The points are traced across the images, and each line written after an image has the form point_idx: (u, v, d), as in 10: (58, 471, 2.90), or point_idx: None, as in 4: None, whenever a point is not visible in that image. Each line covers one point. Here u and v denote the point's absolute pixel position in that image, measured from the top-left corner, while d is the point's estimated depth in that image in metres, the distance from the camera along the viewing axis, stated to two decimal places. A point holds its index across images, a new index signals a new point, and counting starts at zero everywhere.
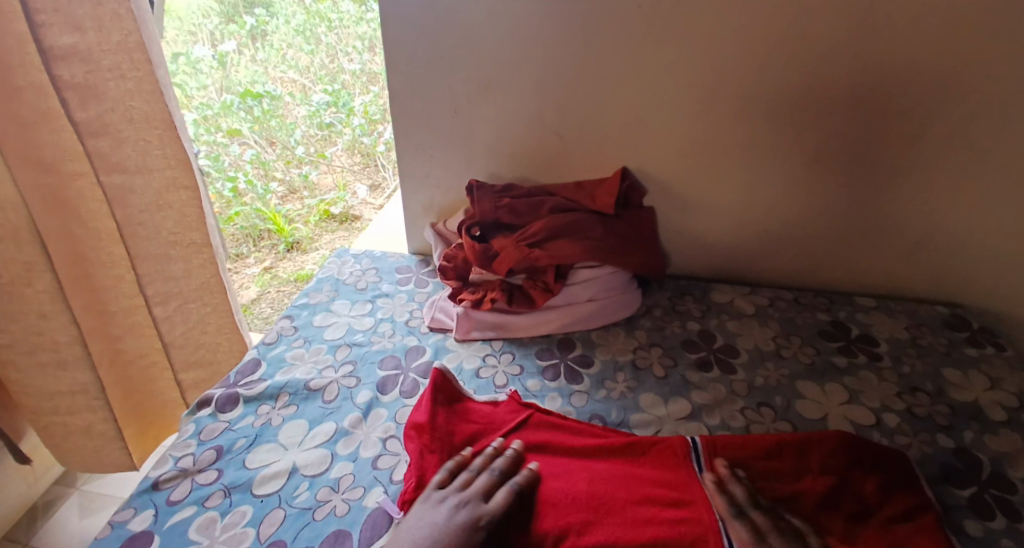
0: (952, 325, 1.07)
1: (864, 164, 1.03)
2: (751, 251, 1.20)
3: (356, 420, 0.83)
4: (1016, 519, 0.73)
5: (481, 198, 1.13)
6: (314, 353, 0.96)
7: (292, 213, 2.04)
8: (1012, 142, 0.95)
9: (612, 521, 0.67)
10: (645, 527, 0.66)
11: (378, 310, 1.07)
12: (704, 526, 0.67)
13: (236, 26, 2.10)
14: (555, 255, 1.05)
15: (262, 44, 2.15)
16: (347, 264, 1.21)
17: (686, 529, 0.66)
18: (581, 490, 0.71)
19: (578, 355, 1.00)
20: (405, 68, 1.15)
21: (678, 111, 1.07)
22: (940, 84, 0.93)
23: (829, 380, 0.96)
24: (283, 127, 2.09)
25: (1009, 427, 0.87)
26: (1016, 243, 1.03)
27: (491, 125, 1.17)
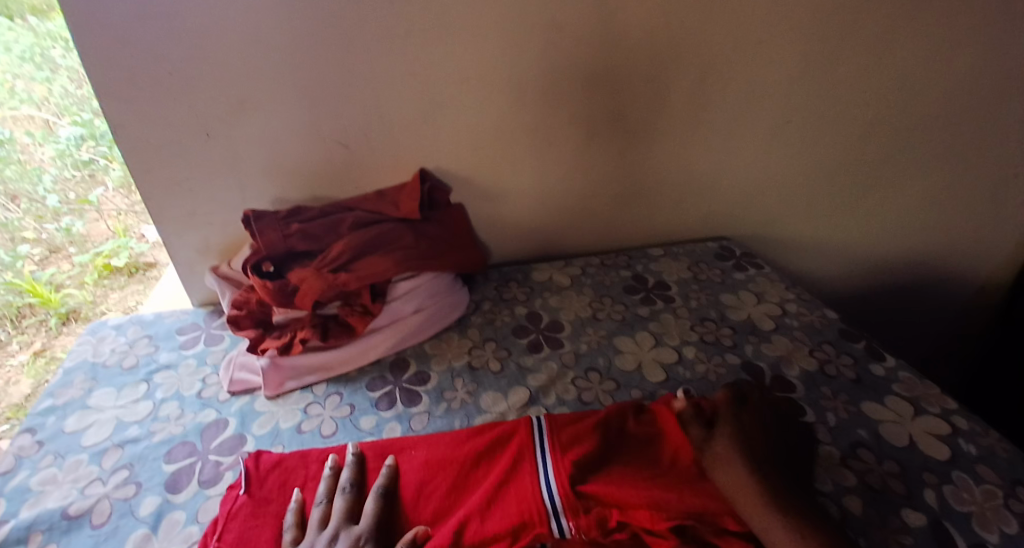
0: (721, 256, 1.24)
1: (628, 127, 1.12)
2: (555, 227, 1.26)
3: (143, 538, 0.68)
4: (800, 413, 0.87)
5: (264, 229, 1.00)
6: (71, 470, 0.78)
7: (58, 277, 1.66)
8: (735, 95, 1.10)
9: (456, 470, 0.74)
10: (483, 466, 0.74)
11: (156, 390, 0.90)
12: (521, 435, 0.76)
13: None
14: (365, 274, 0.99)
15: None
16: (105, 341, 1.01)
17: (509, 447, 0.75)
18: (425, 459, 0.76)
19: (412, 375, 0.96)
20: (127, 91, 0.97)
21: (453, 104, 1.06)
22: (671, 51, 1.04)
23: (639, 331, 1.05)
24: (24, 175, 1.70)
25: (777, 332, 1.03)
26: (754, 177, 1.21)
27: (258, 146, 1.05)
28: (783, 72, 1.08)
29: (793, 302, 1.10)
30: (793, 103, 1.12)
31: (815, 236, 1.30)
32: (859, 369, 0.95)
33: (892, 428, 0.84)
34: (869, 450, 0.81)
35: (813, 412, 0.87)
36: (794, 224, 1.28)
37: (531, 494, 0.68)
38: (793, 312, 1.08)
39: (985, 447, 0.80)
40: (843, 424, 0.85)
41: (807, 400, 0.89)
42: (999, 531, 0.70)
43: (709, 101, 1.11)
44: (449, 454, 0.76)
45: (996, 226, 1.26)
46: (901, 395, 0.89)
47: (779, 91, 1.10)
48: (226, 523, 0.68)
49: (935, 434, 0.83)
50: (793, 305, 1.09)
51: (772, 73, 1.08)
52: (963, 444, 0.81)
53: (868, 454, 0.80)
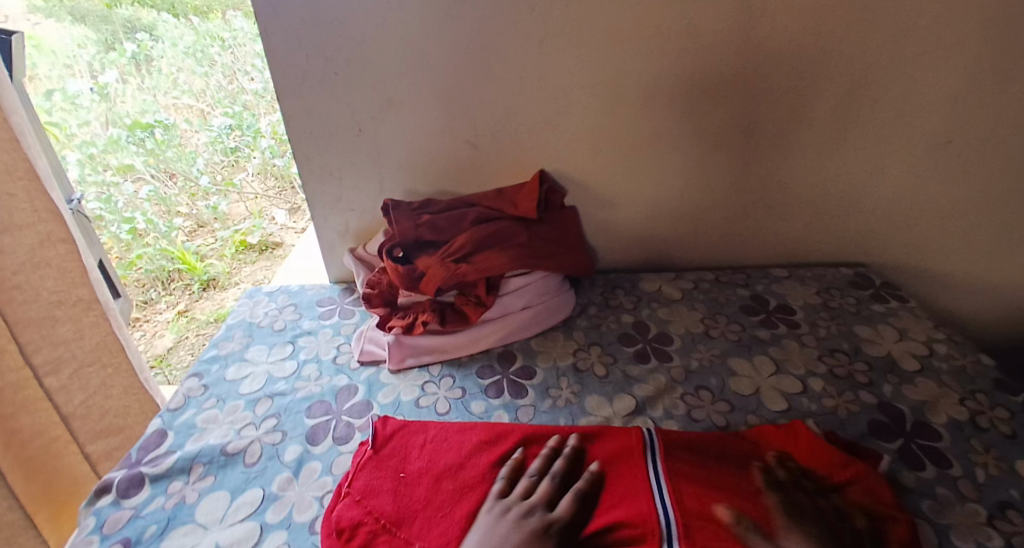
0: (857, 285, 1.15)
1: (763, 140, 1.08)
2: (672, 238, 1.23)
3: (286, 481, 0.76)
4: (941, 464, 0.79)
5: (399, 218, 1.08)
6: (229, 412, 0.88)
7: (203, 250, 1.90)
8: (888, 112, 1.02)
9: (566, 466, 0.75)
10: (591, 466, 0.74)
11: (299, 352, 1.00)
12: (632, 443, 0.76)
13: (111, 49, 1.75)
14: (484, 267, 1.02)
15: (149, 71, 1.85)
16: (259, 305, 1.13)
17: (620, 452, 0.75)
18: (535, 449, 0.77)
19: (519, 368, 0.98)
20: (298, 88, 1.08)
21: (584, 109, 1.07)
22: (819, 63, 0.99)
23: (758, 354, 1.00)
24: (182, 158, 1.90)
25: (921, 375, 0.93)
26: (902, 202, 1.11)
27: (399, 141, 1.13)
28: (949, 89, 0.99)
29: (942, 343, 1.00)
30: (957, 123, 1.01)
31: (969, 271, 1.17)
32: (1018, 424, 0.84)
33: None
34: (1023, 512, 0.72)
35: (959, 465, 0.79)
36: (945, 256, 1.16)
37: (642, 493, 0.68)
38: (941, 353, 0.98)
39: None
40: (992, 481, 0.76)
41: (952, 450, 0.81)
42: None
43: (857, 117, 1.03)
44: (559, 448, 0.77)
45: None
46: None
47: (942, 110, 1.01)
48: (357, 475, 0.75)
49: None
50: (941, 347, 0.99)
51: (936, 89, 0.99)
52: None
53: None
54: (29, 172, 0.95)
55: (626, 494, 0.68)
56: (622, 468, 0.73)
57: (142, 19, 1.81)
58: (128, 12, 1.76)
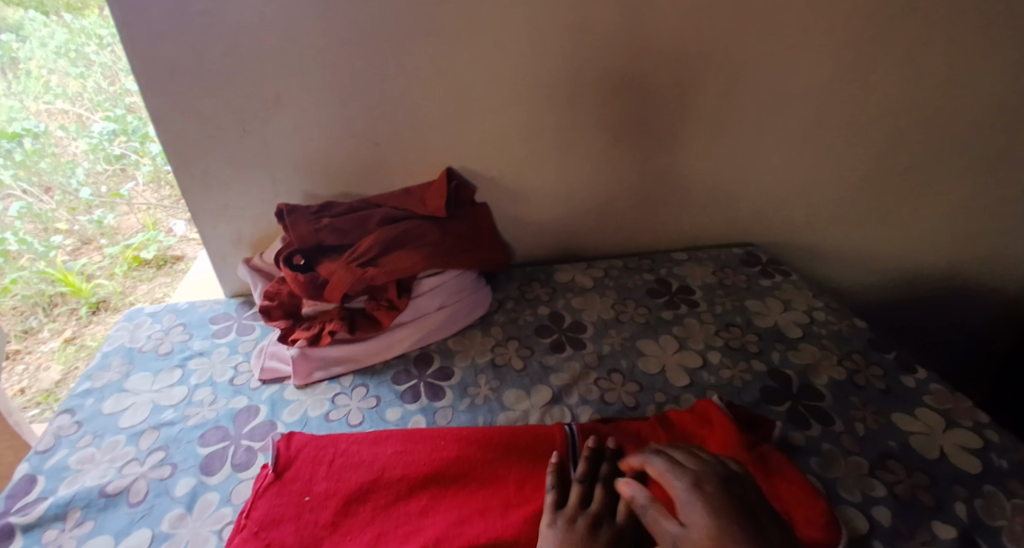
0: (748, 262, 1.23)
1: (657, 129, 1.12)
2: (580, 228, 1.26)
3: (178, 517, 0.70)
4: (825, 421, 0.86)
5: (296, 223, 1.02)
6: (108, 450, 0.80)
7: (90, 267, 1.74)
8: (768, 101, 1.10)
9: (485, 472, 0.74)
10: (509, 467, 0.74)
11: (190, 376, 0.93)
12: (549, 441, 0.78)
13: None
14: (392, 270, 1.00)
15: (12, 75, 1.55)
16: (141, 328, 1.04)
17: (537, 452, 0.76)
18: (451, 455, 0.76)
19: (435, 370, 0.97)
20: (172, 86, 1.00)
21: (485, 105, 1.07)
22: (703, 57, 1.04)
23: (663, 334, 1.05)
24: (57, 168, 1.69)
25: (804, 340, 1.02)
26: (784, 184, 1.20)
27: (295, 143, 1.07)
28: (817, 78, 1.07)
29: (821, 310, 1.09)
30: (826, 110, 1.11)
31: (843, 244, 1.28)
32: (887, 378, 0.94)
33: (919, 439, 0.83)
34: (897, 460, 0.80)
35: (840, 421, 0.86)
36: (823, 230, 1.27)
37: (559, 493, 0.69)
38: (821, 320, 1.07)
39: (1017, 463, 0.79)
40: (872, 434, 0.84)
41: (834, 408, 0.88)
42: None
43: (742, 106, 1.10)
44: (476, 454, 0.76)
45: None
46: (930, 407, 0.88)
47: (812, 98, 1.10)
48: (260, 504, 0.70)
49: (965, 447, 0.82)
50: (821, 314, 1.08)
51: (805, 79, 1.07)
52: (993, 457, 0.80)
53: (895, 463, 0.80)
54: None
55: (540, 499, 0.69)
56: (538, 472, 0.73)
57: (6, 18, 1.50)
58: None
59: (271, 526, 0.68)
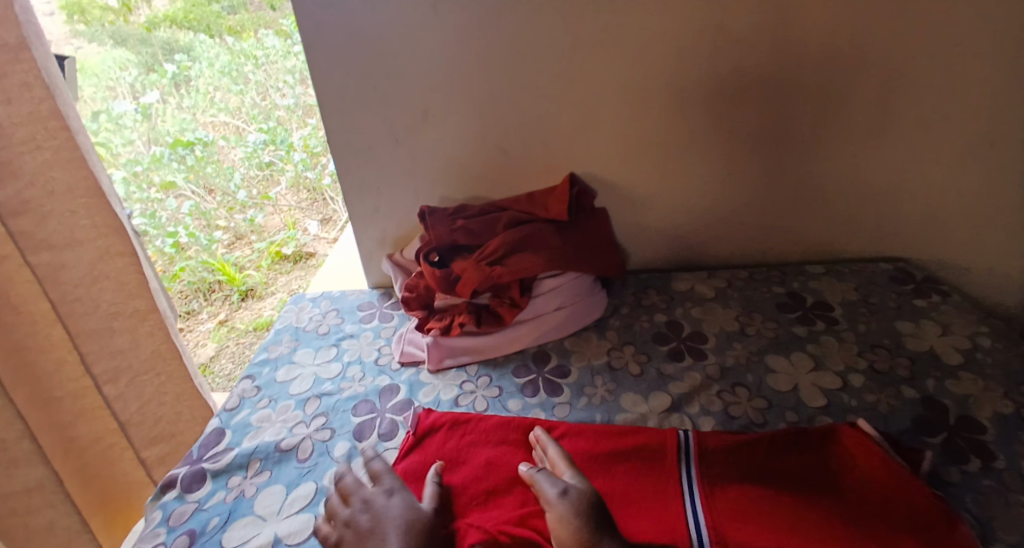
0: (898, 280, 1.13)
1: (791, 136, 1.07)
2: (703, 237, 1.23)
3: (337, 474, 0.80)
4: (987, 457, 0.77)
5: (435, 223, 1.11)
6: (281, 412, 0.93)
7: (242, 260, 1.98)
8: (925, 104, 1.01)
9: (601, 464, 0.78)
10: (625, 462, 0.78)
11: (343, 354, 1.04)
12: (665, 439, 0.80)
13: (151, 71, 1.89)
14: (517, 270, 1.05)
15: (187, 91, 1.98)
16: (303, 310, 1.18)
17: (652, 449, 0.79)
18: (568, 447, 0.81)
19: (554, 367, 1.00)
20: (337, 102, 1.13)
21: (612, 112, 1.09)
22: (848, 58, 0.99)
23: (795, 351, 0.99)
24: (220, 173, 2.00)
25: (966, 369, 0.92)
26: (942, 195, 1.09)
27: (433, 150, 1.16)
28: (986, 78, 0.97)
29: (987, 337, 0.98)
30: (998, 112, 0.99)
31: (1015, 265, 1.13)
32: None
33: None
34: None
35: (1004, 457, 0.77)
36: (989, 248, 1.13)
37: (671, 494, 0.72)
38: (987, 348, 0.95)
39: None
40: None
41: (999, 444, 0.79)
42: None
43: (892, 110, 1.02)
44: (593, 447, 0.80)
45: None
46: None
47: (980, 99, 0.99)
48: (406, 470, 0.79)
49: None
50: (987, 341, 0.97)
51: (972, 79, 0.97)
52: None
53: None
54: (88, 190, 0.99)
55: (656, 502, 0.72)
56: (654, 470, 0.76)
57: (179, 40, 1.92)
58: (166, 34, 1.88)
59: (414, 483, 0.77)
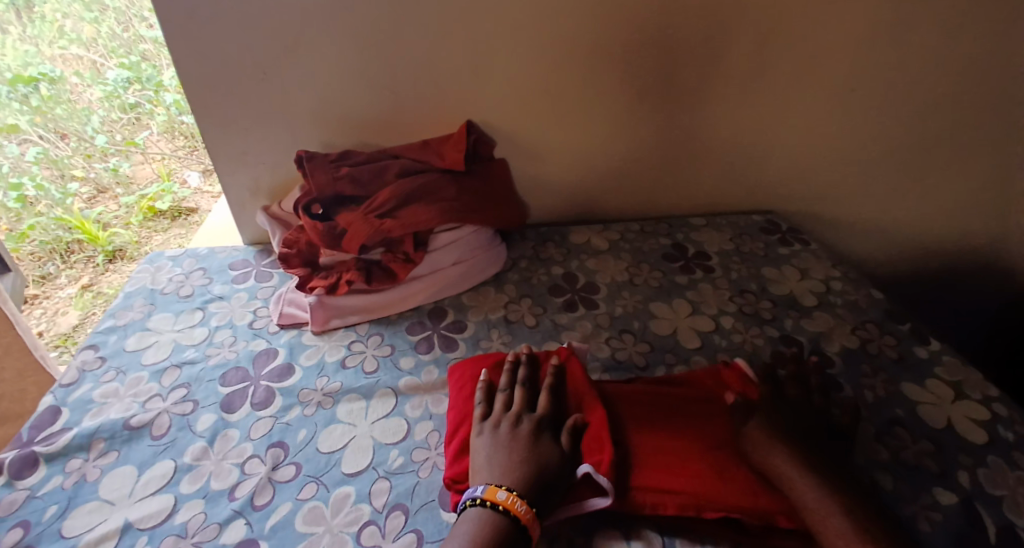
0: (767, 230, 1.21)
1: (681, 89, 1.09)
2: (598, 190, 1.25)
3: (200, 450, 0.72)
4: (835, 388, 0.86)
5: (314, 171, 1.01)
6: (132, 385, 0.82)
7: (106, 217, 1.70)
8: (800, 62, 1.06)
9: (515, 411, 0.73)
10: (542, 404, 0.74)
11: (210, 318, 0.94)
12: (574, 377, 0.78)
13: None
14: (409, 222, 0.98)
15: (29, 18, 1.70)
16: (161, 270, 1.05)
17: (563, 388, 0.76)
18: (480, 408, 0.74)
19: (449, 323, 0.96)
20: (189, 25, 0.97)
21: (506, 56, 1.04)
22: (734, 13, 1.00)
23: (677, 298, 1.04)
24: (73, 115, 1.72)
25: (819, 309, 1.01)
26: (810, 150, 1.18)
27: (311, 87, 1.05)
28: (852, 41, 1.03)
29: (838, 279, 1.08)
30: (860, 73, 1.07)
31: (865, 217, 1.27)
32: (903, 348, 0.93)
33: (932, 410, 0.83)
34: (906, 428, 0.80)
35: (850, 387, 0.87)
36: (847, 201, 1.25)
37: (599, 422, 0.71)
38: (838, 290, 1.06)
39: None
40: (880, 402, 0.84)
41: (844, 375, 0.89)
42: None
43: (771, 67, 1.07)
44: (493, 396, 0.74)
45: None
46: (944, 378, 0.88)
47: (846, 62, 1.06)
48: (289, 436, 0.73)
49: (975, 419, 0.81)
50: (837, 283, 1.07)
51: (840, 41, 1.03)
52: (1003, 430, 0.80)
53: (905, 432, 0.80)
54: None
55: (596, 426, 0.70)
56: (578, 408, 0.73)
57: None
58: None
59: (318, 446, 0.72)
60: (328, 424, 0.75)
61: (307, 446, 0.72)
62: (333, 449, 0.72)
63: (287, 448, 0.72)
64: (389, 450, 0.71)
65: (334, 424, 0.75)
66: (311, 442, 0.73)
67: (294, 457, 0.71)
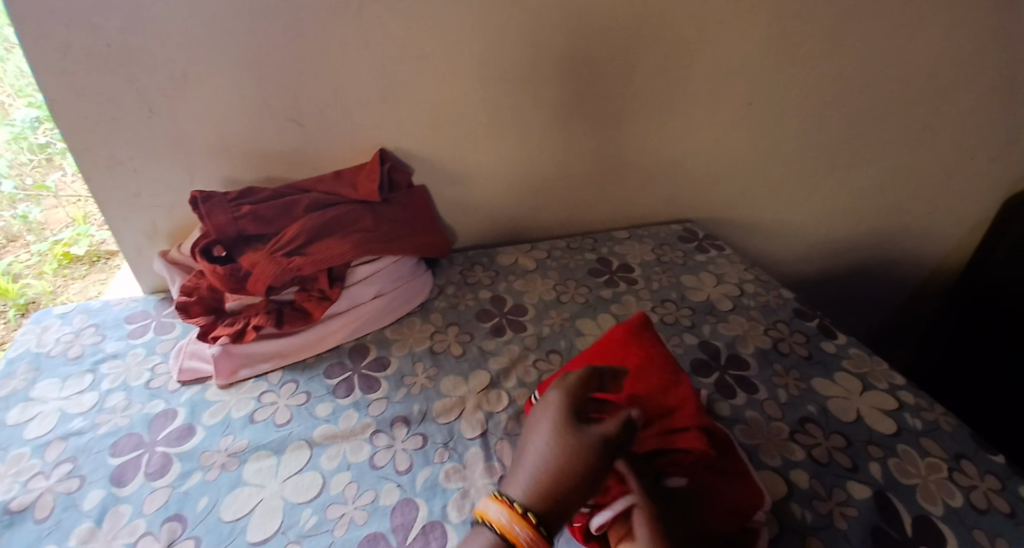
0: (685, 239, 1.25)
1: (591, 108, 1.11)
2: (521, 210, 1.25)
3: (87, 531, 0.67)
4: (749, 389, 0.89)
5: (212, 211, 0.94)
6: (12, 463, 0.75)
7: (15, 267, 1.51)
8: (699, 78, 1.10)
9: None
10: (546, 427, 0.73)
11: (102, 380, 0.88)
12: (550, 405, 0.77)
13: None
14: (321, 258, 0.94)
15: None
16: (48, 330, 0.97)
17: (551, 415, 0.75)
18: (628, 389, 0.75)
19: (371, 361, 0.92)
20: (63, 66, 0.91)
21: (414, 84, 1.03)
22: (634, 34, 1.03)
23: (603, 312, 1.05)
24: None
25: (733, 312, 1.04)
26: (718, 161, 1.23)
27: (207, 124, 1.00)
28: (743, 57, 1.09)
29: (750, 282, 1.12)
30: (754, 85, 1.12)
31: (776, 219, 1.34)
32: (812, 345, 0.97)
33: (840, 403, 0.86)
34: (817, 423, 0.84)
35: (763, 388, 0.89)
36: (758, 206, 1.31)
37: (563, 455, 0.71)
38: (750, 292, 1.10)
39: (929, 423, 0.84)
40: (793, 400, 0.87)
41: (758, 376, 0.91)
42: (943, 504, 0.73)
43: (673, 84, 1.11)
44: None
45: (942, 207, 1.34)
46: (848, 369, 0.92)
47: (740, 76, 1.11)
48: (190, 505, 0.69)
49: (881, 408, 0.86)
50: (750, 286, 1.11)
51: (733, 57, 1.09)
52: (909, 418, 0.84)
53: (816, 428, 0.83)
54: None
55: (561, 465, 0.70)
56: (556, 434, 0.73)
57: None
58: None
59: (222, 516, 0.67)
60: (233, 487, 0.71)
61: (211, 516, 0.67)
62: (239, 516, 0.67)
63: (185, 520, 0.67)
64: (301, 510, 0.68)
65: (240, 487, 0.70)
66: (213, 510, 0.68)
67: (193, 530, 0.66)
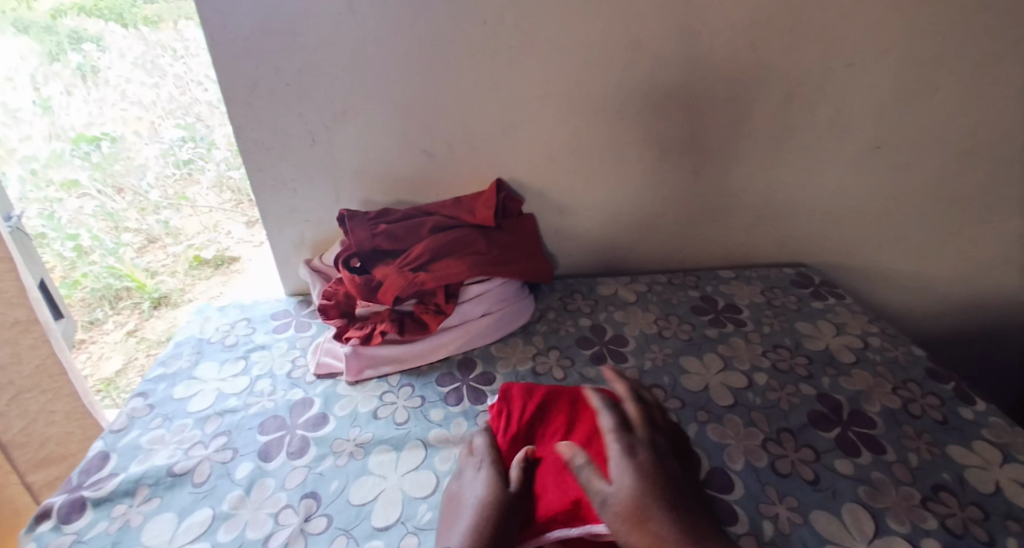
0: (799, 283, 1.21)
1: (706, 149, 1.13)
2: (628, 244, 1.27)
3: (237, 499, 0.75)
4: (876, 450, 0.84)
5: (355, 228, 1.05)
6: (176, 432, 0.86)
7: (154, 265, 1.62)
8: (821, 122, 1.09)
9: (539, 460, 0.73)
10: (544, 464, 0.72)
11: (251, 367, 0.99)
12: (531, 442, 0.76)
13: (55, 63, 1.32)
14: (443, 275, 1.02)
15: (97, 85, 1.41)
16: (209, 320, 1.11)
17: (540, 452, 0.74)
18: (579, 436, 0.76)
19: (478, 374, 0.97)
20: (249, 98, 1.06)
21: (538, 121, 1.10)
22: (755, 79, 1.05)
23: (707, 352, 1.04)
24: (130, 171, 1.53)
25: (857, 366, 0.99)
26: (838, 205, 1.19)
27: (356, 151, 1.12)
28: (873, 101, 1.06)
29: (876, 336, 1.06)
30: (880, 130, 1.09)
31: (899, 267, 1.26)
32: (947, 409, 0.90)
33: (979, 474, 0.79)
34: (952, 492, 0.77)
35: (892, 450, 0.84)
36: (880, 253, 1.25)
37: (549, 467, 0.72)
38: (876, 346, 1.04)
39: None
40: (925, 465, 0.81)
41: (884, 436, 0.86)
42: None
43: (794, 126, 1.10)
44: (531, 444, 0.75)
45: None
46: (992, 440, 0.84)
47: (867, 121, 1.08)
48: (327, 486, 0.76)
49: (1023, 482, 0.78)
50: (875, 340, 1.05)
51: (864, 99, 1.06)
52: None
53: (951, 497, 0.76)
54: None
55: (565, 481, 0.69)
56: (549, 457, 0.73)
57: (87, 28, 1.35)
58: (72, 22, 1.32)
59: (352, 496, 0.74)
60: (360, 475, 0.77)
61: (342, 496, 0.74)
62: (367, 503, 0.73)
63: (316, 495, 0.74)
64: (417, 505, 0.73)
65: (366, 476, 0.77)
66: (343, 495, 0.74)
67: (324, 510, 0.72)
